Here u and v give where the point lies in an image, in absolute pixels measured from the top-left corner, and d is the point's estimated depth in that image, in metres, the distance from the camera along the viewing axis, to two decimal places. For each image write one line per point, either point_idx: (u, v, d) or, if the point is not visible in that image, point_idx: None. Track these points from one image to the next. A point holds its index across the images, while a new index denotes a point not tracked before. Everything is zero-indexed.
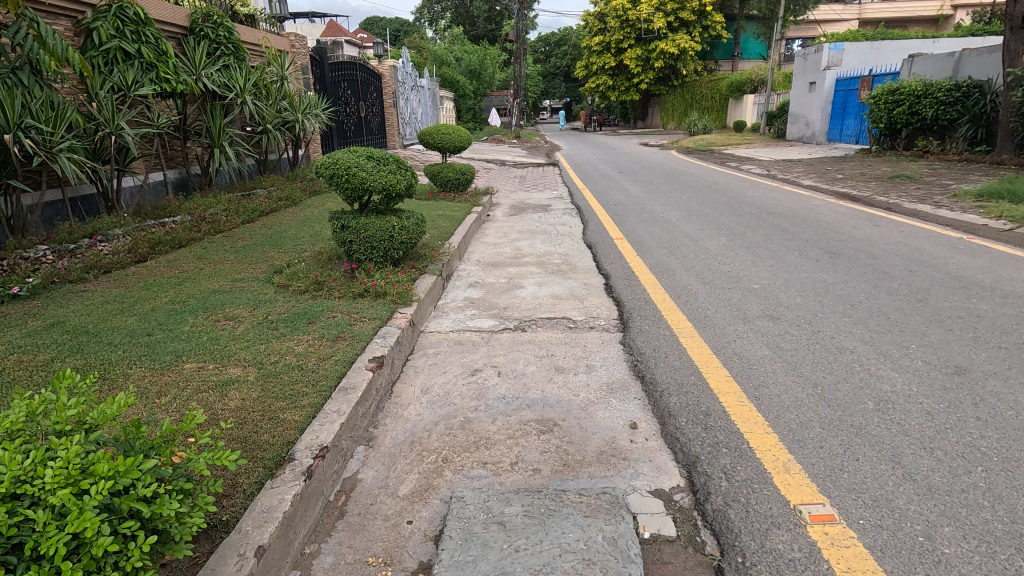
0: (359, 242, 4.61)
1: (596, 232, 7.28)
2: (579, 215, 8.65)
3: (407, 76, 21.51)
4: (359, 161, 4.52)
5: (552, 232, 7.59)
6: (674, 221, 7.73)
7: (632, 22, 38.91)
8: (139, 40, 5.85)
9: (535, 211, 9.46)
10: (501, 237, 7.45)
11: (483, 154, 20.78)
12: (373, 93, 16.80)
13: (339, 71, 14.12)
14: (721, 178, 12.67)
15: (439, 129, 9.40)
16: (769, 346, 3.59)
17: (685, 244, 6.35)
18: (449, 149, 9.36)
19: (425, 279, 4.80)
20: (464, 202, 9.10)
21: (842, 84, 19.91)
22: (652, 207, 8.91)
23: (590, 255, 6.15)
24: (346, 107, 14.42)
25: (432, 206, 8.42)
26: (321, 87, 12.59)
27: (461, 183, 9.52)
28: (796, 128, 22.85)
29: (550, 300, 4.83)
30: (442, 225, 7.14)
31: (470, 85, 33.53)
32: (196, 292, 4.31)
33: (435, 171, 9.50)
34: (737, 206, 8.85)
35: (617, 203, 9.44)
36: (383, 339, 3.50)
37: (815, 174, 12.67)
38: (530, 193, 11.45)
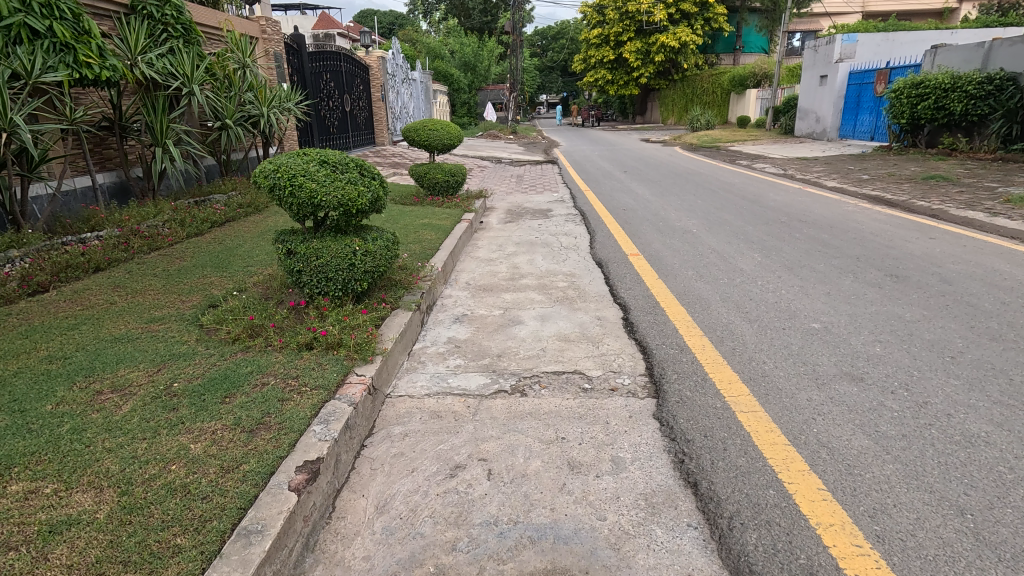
0: (308, 272, 3.56)
1: (607, 246, 6.24)
2: (584, 223, 7.62)
3: (398, 69, 20.44)
4: (309, 168, 3.46)
5: (554, 245, 6.57)
6: (695, 232, 6.71)
7: (632, 15, 37.81)
8: (52, 15, 4.78)
9: (533, 217, 8.45)
10: (496, 251, 6.43)
11: (478, 151, 19.72)
12: (359, 86, 15.71)
13: (321, 62, 13.03)
14: (735, 178, 11.68)
15: (427, 123, 8.32)
16: (865, 431, 2.58)
17: (714, 263, 5.33)
18: (438, 147, 8.30)
19: (396, 317, 3.76)
20: (454, 207, 8.07)
21: (856, 78, 18.90)
22: (667, 213, 7.88)
23: (601, 278, 5.13)
24: (328, 101, 13.34)
25: (416, 214, 7.40)
26: (299, 79, 11.53)
27: (451, 186, 8.47)
28: (806, 124, 21.80)
29: (557, 343, 3.81)
30: (427, 238, 6.13)
31: (465, 78, 32.41)
32: (89, 341, 3.26)
33: (421, 172, 8.44)
34: (762, 212, 7.82)
35: (626, 209, 8.40)
36: (324, 426, 2.47)
37: (836, 174, 11.71)
38: (528, 196, 10.41)
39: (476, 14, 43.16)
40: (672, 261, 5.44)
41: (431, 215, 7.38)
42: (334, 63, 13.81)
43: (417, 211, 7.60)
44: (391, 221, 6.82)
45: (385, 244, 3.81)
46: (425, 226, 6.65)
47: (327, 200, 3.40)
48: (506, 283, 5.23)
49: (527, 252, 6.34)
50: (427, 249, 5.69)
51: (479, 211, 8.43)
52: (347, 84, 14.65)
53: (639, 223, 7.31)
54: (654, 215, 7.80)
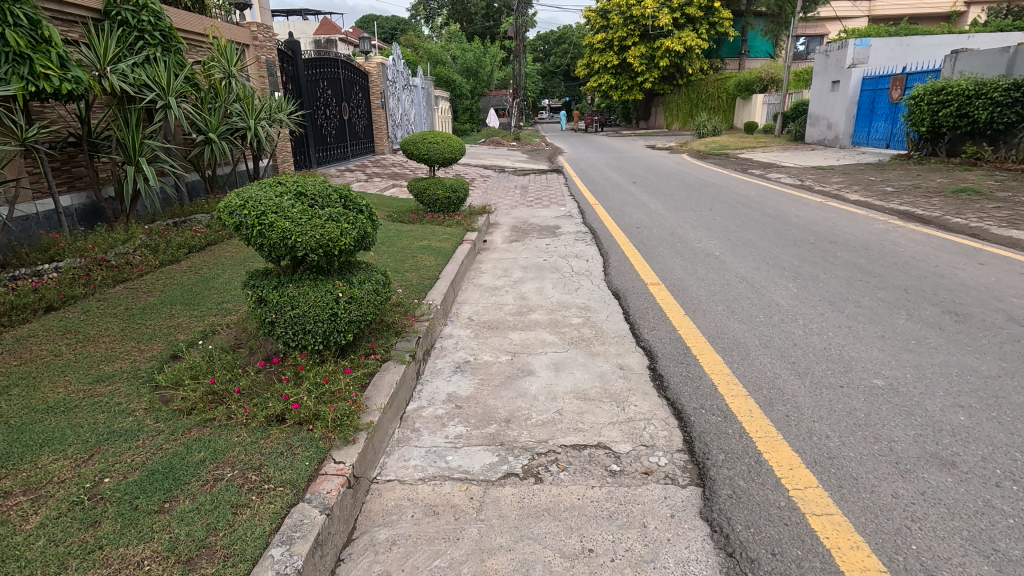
0: (283, 323, 3.02)
1: (623, 273, 5.68)
2: (596, 244, 7.07)
3: (398, 75, 19.97)
4: (283, 202, 2.92)
5: (564, 270, 6.03)
6: (718, 255, 6.16)
7: (636, 19, 37.36)
8: (4, 21, 4.24)
9: (541, 236, 7.91)
10: (501, 277, 5.89)
11: (481, 159, 19.22)
12: (359, 93, 15.24)
13: (318, 69, 12.55)
14: (750, 190, 11.15)
15: (427, 135, 7.80)
16: (979, 550, 2.03)
17: (746, 296, 4.78)
18: (438, 161, 7.76)
19: (387, 374, 3.22)
20: (456, 225, 7.54)
21: (869, 83, 18.36)
22: (684, 232, 7.33)
23: (620, 315, 4.57)
24: (325, 109, 12.86)
25: (415, 234, 6.87)
26: (295, 87, 11.04)
27: (453, 202, 7.93)
28: (817, 131, 21.23)
29: (575, 403, 3.26)
30: (426, 264, 5.59)
31: (467, 84, 32.01)
32: (16, 412, 2.72)
33: (421, 187, 7.90)
34: (787, 231, 7.27)
35: (640, 227, 7.84)
36: (285, 549, 1.91)
37: (858, 186, 11.15)
38: (534, 210, 9.88)
39: (478, 19, 42.86)
40: (699, 294, 4.88)
41: (430, 235, 6.85)
42: (332, 70, 13.33)
43: (416, 230, 7.06)
44: (387, 244, 6.29)
45: (374, 287, 3.26)
46: (424, 250, 6.12)
47: (305, 239, 2.85)
48: (513, 319, 4.68)
49: (535, 279, 5.79)
50: (426, 278, 5.15)
51: (482, 228, 7.88)
52: (345, 91, 14.17)
53: (656, 244, 6.76)
54: (669, 234, 7.26)
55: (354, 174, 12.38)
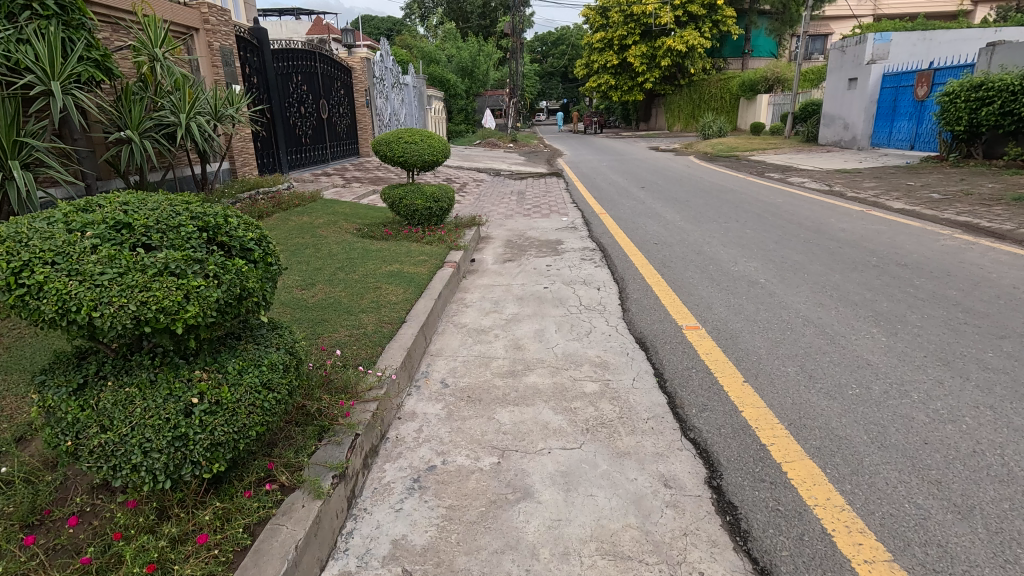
0: (89, 456, 1.71)
1: (647, 311, 4.40)
2: (607, 265, 5.78)
3: (387, 72, 18.73)
4: (78, 243, 1.62)
5: (571, 303, 4.75)
6: (764, 283, 4.88)
7: (637, 17, 36.19)
8: None
9: (539, 253, 6.64)
10: (491, 313, 4.61)
11: (474, 162, 17.97)
12: (340, 89, 13.98)
13: (290, 61, 11.28)
14: (774, 197, 9.91)
15: (403, 133, 6.52)
16: None
17: (821, 352, 3.49)
18: (417, 164, 6.47)
19: (285, 527, 1.91)
20: (438, 242, 6.25)
21: (890, 80, 17.16)
22: (713, 251, 6.05)
23: (652, 381, 3.30)
24: (299, 107, 11.58)
25: (386, 254, 5.59)
26: (260, 80, 9.79)
27: (435, 213, 6.64)
28: (832, 131, 20.03)
29: (603, 569, 1.97)
30: (391, 298, 4.30)
31: (461, 84, 30.76)
32: None
33: (396, 197, 6.59)
34: (838, 248, 6.00)
35: (658, 243, 6.55)
36: None
37: (896, 192, 9.91)
38: (533, 221, 8.60)
39: (474, 19, 41.76)
40: (755, 348, 3.61)
41: (405, 255, 5.58)
42: (308, 63, 12.07)
43: (389, 250, 5.77)
44: (347, 268, 5.02)
45: (270, 378, 1.96)
46: (393, 276, 4.84)
47: (109, 314, 1.54)
48: (502, 383, 3.38)
49: (534, 315, 4.52)
50: (387, 320, 3.86)
51: (469, 244, 6.60)
52: (323, 88, 12.90)
53: (682, 267, 5.49)
54: (695, 253, 6.00)
55: (331, 178, 11.12)
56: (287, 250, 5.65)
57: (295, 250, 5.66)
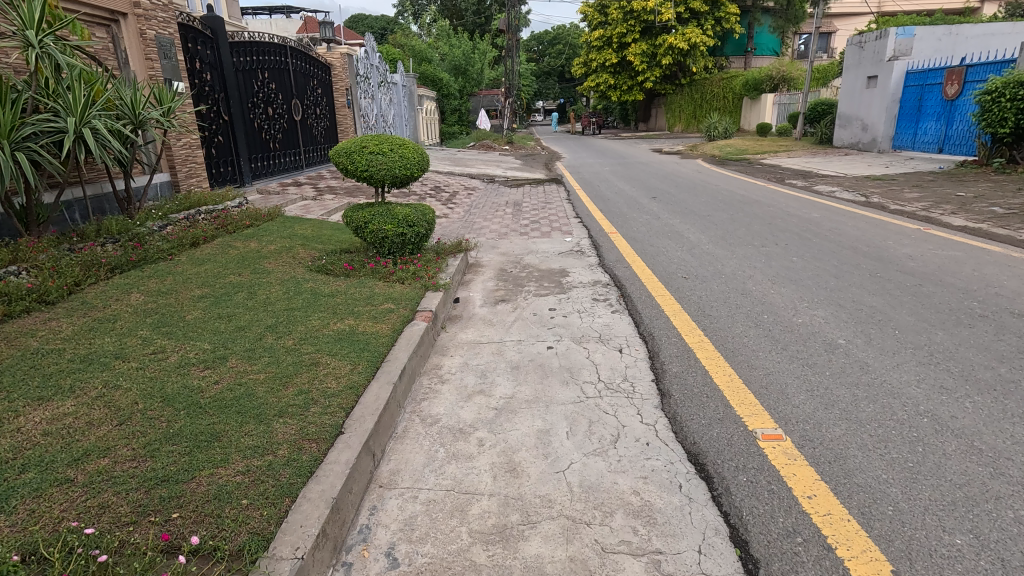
0: None
1: (696, 398, 3.09)
2: (628, 312, 4.49)
3: (372, 70, 17.38)
4: None
5: (586, 380, 3.44)
6: (847, 348, 3.59)
7: (637, 14, 34.86)
8: None
9: (539, 290, 5.35)
10: (474, 397, 3.30)
11: (466, 167, 16.66)
12: (317, 88, 12.65)
13: (256, 56, 9.96)
14: (808, 211, 8.63)
15: (370, 141, 5.19)
16: None
17: (994, 496, 2.21)
18: (387, 180, 5.15)
19: None
20: (412, 278, 4.92)
21: (915, 78, 15.97)
22: (762, 291, 4.76)
23: (733, 564, 2.00)
24: (265, 107, 10.24)
25: (340, 300, 4.28)
26: (216, 77, 8.50)
27: (409, 240, 5.33)
28: (847, 132, 18.81)
29: None
30: (329, 383, 2.99)
31: (454, 83, 29.37)
32: None
33: (361, 221, 5.21)
34: (920, 287, 4.73)
35: (688, 277, 5.25)
36: None
37: (947, 204, 8.65)
38: (531, 242, 7.28)
39: (469, 16, 40.37)
40: (883, 484, 2.32)
41: (365, 302, 4.28)
42: (278, 58, 10.75)
43: (344, 293, 4.46)
44: (281, 327, 3.71)
45: None
46: (340, 341, 3.53)
47: None
48: (486, 559, 2.08)
49: (535, 401, 3.22)
50: (312, 430, 2.55)
51: (452, 278, 5.30)
52: (296, 86, 11.57)
53: (728, 318, 4.19)
54: (738, 294, 4.72)
55: (301, 189, 9.80)
56: (212, 295, 4.34)
57: (222, 294, 4.36)
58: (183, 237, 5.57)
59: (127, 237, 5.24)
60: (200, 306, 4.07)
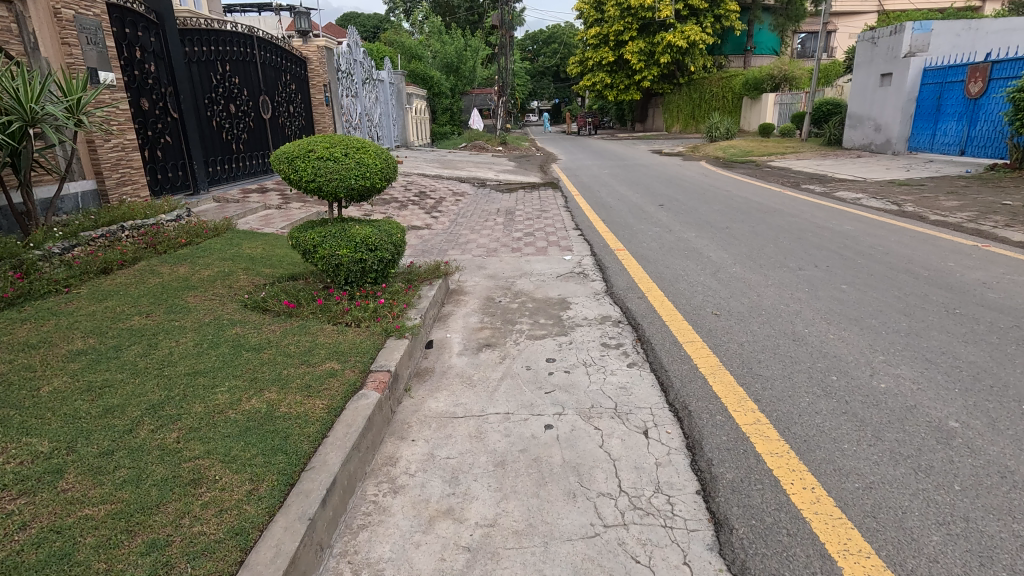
0: None
1: (773, 537, 2.04)
2: (650, 370, 3.43)
3: (356, 65, 16.28)
4: None
5: (602, 493, 2.38)
6: (970, 438, 2.55)
7: (634, 11, 33.86)
8: None
9: (534, 328, 4.31)
10: (437, 528, 2.22)
11: (455, 169, 15.62)
12: (290, 83, 11.56)
13: (215, 46, 8.85)
14: (838, 222, 7.61)
15: (321, 142, 4.08)
16: None
17: None
18: (341, 194, 4.04)
19: None
20: (371, 320, 3.83)
21: (933, 75, 15.04)
22: (820, 337, 3.72)
23: None
24: (227, 104, 9.12)
25: (267, 356, 3.19)
26: (162, 69, 7.42)
27: (370, 269, 4.24)
28: (858, 133, 17.86)
29: None
30: (204, 524, 1.92)
31: (446, 81, 28.28)
32: None
33: (310, 244, 4.11)
34: (1021, 332, 3.70)
35: (721, 314, 4.20)
36: None
37: (995, 214, 7.66)
38: (524, 262, 6.20)
39: (462, 13, 39.35)
40: None
41: (303, 358, 3.21)
42: (244, 49, 9.66)
43: (277, 343, 3.39)
44: (169, 407, 2.62)
45: None
46: (246, 433, 2.44)
47: None
48: None
49: (528, 535, 2.17)
50: None
51: (425, 314, 4.25)
52: (266, 82, 10.48)
53: (786, 382, 3.15)
54: (790, 341, 3.68)
55: (265, 196, 8.70)
56: (95, 349, 3.23)
57: (110, 348, 3.25)
58: (90, 261, 4.48)
59: (10, 263, 4.12)
60: (69, 369, 2.97)
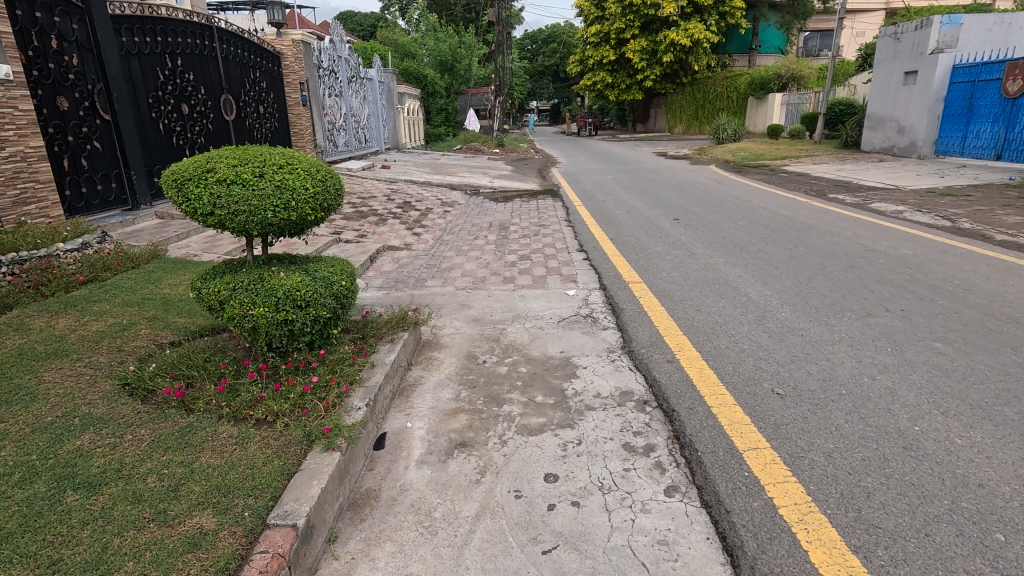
0: None
1: None
2: (705, 510, 2.26)
3: (340, 62, 15.08)
4: None
5: None
6: None
7: (636, 8, 32.67)
8: None
9: (529, 411, 3.13)
10: None
11: (446, 174, 14.44)
12: (260, 81, 10.37)
13: (162, 37, 7.67)
14: (889, 243, 6.46)
15: (231, 158, 2.89)
16: None
17: None
18: (254, 231, 2.85)
19: None
20: (293, 418, 2.66)
21: (964, 74, 13.92)
22: (943, 446, 2.54)
23: None
24: (179, 104, 7.94)
25: (101, 503, 2.02)
26: (89, 62, 6.26)
27: (301, 332, 3.06)
28: (878, 134, 16.70)
29: None
30: None
31: (441, 80, 27.10)
32: None
33: (214, 298, 2.96)
34: None
35: (786, 396, 3.03)
36: None
37: None
38: (516, 299, 5.03)
39: (459, 10, 38.20)
40: None
41: (159, 504, 2.04)
42: (200, 41, 8.48)
43: (132, 468, 2.22)
44: None
45: None
46: None
47: None
48: None
49: None
50: None
51: (379, 394, 3.08)
52: (229, 79, 9.30)
53: (926, 546, 1.99)
54: (902, 450, 2.52)
55: None
56: None
57: None
58: None
59: None
60: None
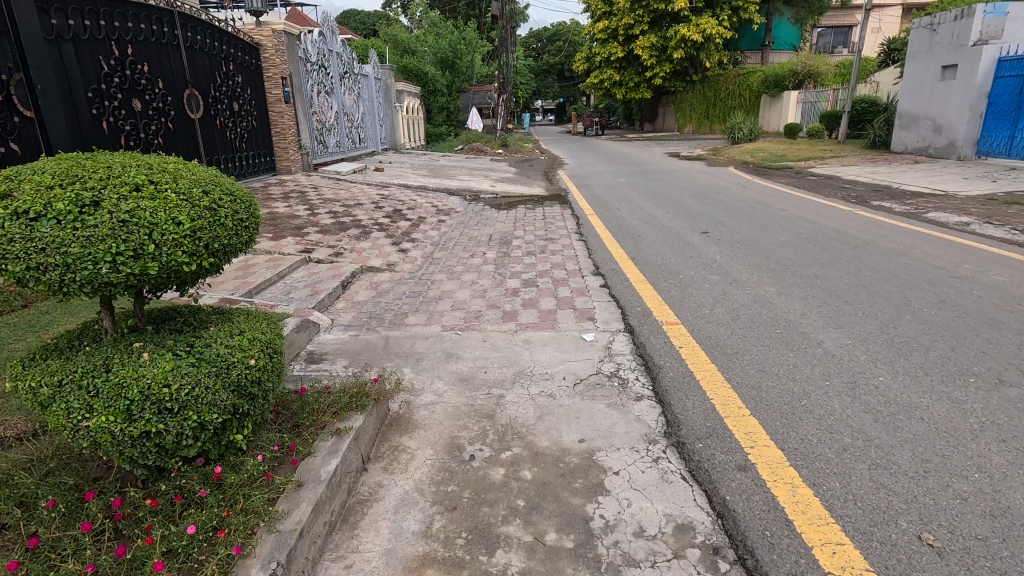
0: None
1: None
2: None
3: (330, 57, 13.97)
4: None
5: None
6: None
7: (646, 3, 31.42)
8: None
9: (536, 568, 2.00)
10: None
11: (445, 177, 13.34)
12: (234, 75, 9.28)
13: (108, 21, 6.59)
14: (972, 265, 5.31)
15: (49, 173, 1.77)
16: None
17: None
18: (81, 296, 1.74)
19: None
20: None
21: (1011, 67, 12.72)
22: None
23: None
24: (129, 99, 6.86)
25: None
26: (4, 47, 5.18)
27: (175, 446, 1.94)
28: (910, 134, 15.50)
29: None
30: None
31: (442, 78, 25.93)
32: None
33: (31, 398, 1.86)
34: None
35: (947, 555, 1.90)
36: None
37: None
38: (516, 346, 3.90)
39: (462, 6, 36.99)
40: None
41: None
42: (157, 28, 7.40)
43: None
44: None
45: None
46: None
47: None
48: None
49: None
50: None
51: (302, 545, 1.95)
52: (196, 71, 8.22)
53: None
54: None
55: None
56: None
57: None
58: None
59: None
60: None
